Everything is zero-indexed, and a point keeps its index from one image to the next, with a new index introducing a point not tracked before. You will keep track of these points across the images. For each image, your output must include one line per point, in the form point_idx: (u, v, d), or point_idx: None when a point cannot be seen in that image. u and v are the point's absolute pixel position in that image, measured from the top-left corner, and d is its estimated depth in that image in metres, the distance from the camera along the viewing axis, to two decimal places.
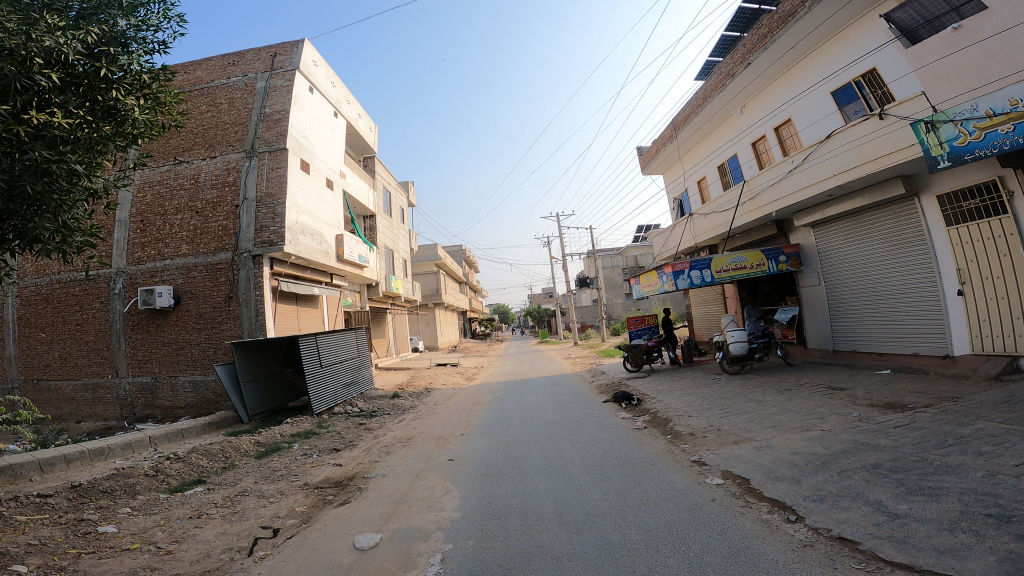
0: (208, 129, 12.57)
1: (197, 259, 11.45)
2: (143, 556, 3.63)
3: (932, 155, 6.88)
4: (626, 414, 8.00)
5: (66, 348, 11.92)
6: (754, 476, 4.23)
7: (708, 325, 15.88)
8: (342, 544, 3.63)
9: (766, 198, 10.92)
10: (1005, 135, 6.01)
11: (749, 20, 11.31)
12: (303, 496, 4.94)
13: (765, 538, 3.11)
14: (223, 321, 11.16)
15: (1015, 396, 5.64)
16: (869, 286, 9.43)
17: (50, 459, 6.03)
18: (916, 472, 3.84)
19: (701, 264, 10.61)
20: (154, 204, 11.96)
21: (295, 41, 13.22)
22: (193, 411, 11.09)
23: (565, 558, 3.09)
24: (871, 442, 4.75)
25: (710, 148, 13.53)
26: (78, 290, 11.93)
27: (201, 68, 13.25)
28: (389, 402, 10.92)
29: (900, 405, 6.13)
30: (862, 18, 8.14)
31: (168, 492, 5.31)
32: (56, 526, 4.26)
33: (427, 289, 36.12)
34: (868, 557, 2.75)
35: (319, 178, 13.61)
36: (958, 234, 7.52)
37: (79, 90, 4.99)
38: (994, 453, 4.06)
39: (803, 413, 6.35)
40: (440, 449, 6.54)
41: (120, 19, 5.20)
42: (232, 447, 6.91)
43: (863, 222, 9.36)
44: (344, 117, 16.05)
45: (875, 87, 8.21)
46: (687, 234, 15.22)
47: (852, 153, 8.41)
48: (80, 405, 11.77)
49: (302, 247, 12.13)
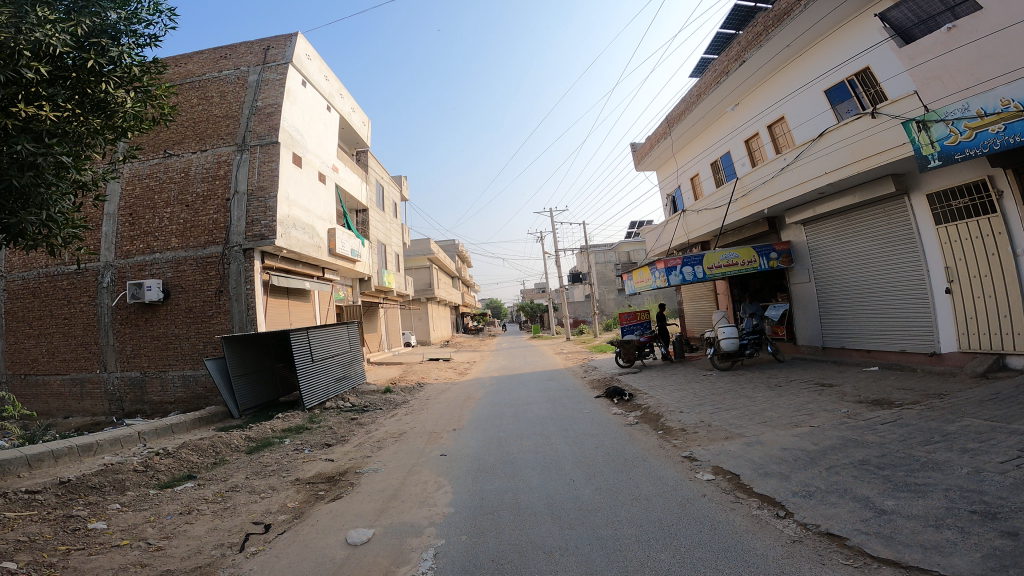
0: (199, 122, 12.38)
1: (187, 252, 11.31)
2: (134, 552, 3.60)
3: (922, 154, 6.94)
4: (619, 410, 8.07)
5: (53, 343, 11.75)
6: (744, 472, 4.28)
7: (699, 321, 15.98)
8: (335, 539, 3.62)
9: (759, 195, 10.98)
10: (995, 136, 6.09)
11: (745, 18, 11.33)
12: (295, 491, 4.92)
13: (755, 534, 3.15)
14: (213, 316, 11.05)
15: (1001, 394, 5.74)
16: (858, 283, 9.54)
17: (38, 455, 5.96)
18: (903, 468, 3.91)
19: (694, 260, 10.64)
20: (144, 197, 11.79)
21: (288, 35, 13.07)
22: (183, 406, 10.99)
23: (558, 553, 3.11)
24: (859, 438, 4.82)
25: (704, 145, 13.56)
26: (65, 284, 11.74)
27: (192, 61, 13.04)
28: (381, 397, 10.89)
29: (887, 401, 6.24)
30: (857, 17, 8.17)
31: (159, 488, 5.27)
32: (45, 522, 4.22)
33: (421, 284, 36.09)
34: (855, 553, 2.80)
35: (312, 172, 13.50)
36: (947, 233, 7.62)
37: (68, 83, 4.88)
38: (979, 450, 4.14)
39: (792, 409, 6.45)
40: (433, 444, 6.54)
41: (111, 12, 5.07)
42: (223, 442, 6.85)
43: (853, 220, 9.48)
44: (337, 111, 15.88)
45: (869, 86, 8.26)
46: (680, 230, 15.29)
47: (844, 152, 8.48)
48: (68, 400, 11.61)
49: (294, 241, 12.02)
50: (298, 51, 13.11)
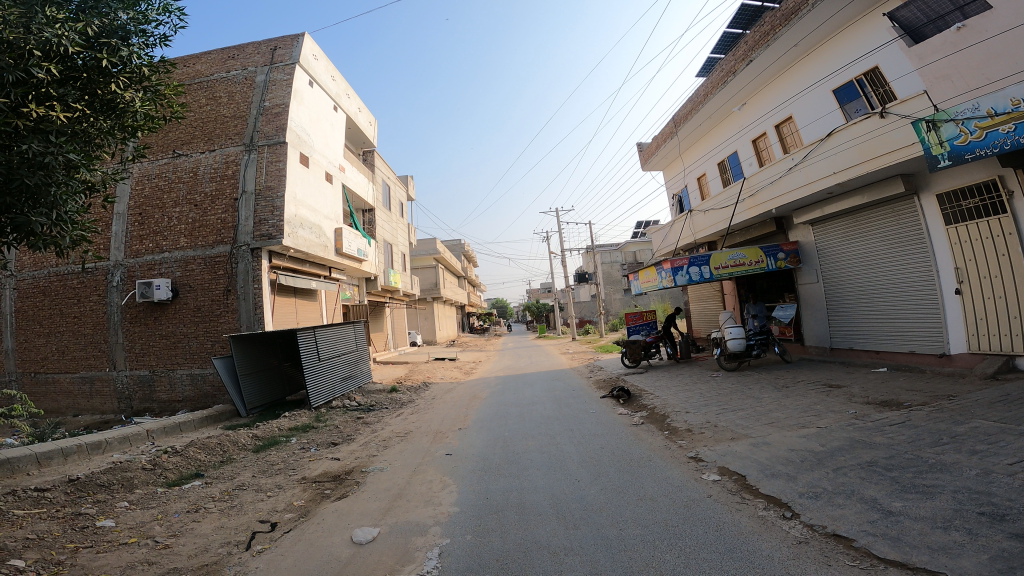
0: (207, 122, 12.49)
1: (195, 251, 11.42)
2: (141, 550, 3.64)
3: (932, 154, 6.86)
4: (624, 410, 8.05)
5: (64, 341, 11.90)
6: (751, 473, 4.25)
7: (706, 321, 15.88)
8: (341, 538, 3.64)
9: (766, 195, 10.91)
10: (1006, 135, 6.00)
11: (752, 17, 11.27)
12: (301, 490, 4.96)
13: (760, 534, 3.13)
14: (221, 315, 11.14)
15: (1011, 395, 5.68)
16: (867, 284, 9.45)
17: (48, 453, 6.04)
18: (911, 470, 3.87)
19: (700, 260, 10.57)
20: (153, 197, 11.91)
21: (295, 35, 13.14)
22: (191, 404, 11.10)
23: (562, 552, 3.11)
24: (867, 440, 4.77)
25: (711, 145, 13.49)
26: (76, 283, 11.89)
27: (200, 62, 13.16)
28: (387, 396, 10.93)
29: (896, 402, 6.17)
30: (865, 15, 8.09)
31: (166, 486, 5.32)
32: (54, 520, 4.27)
33: (427, 284, 36.16)
34: (862, 554, 2.77)
35: (319, 172, 13.56)
36: (957, 232, 7.52)
37: (78, 84, 4.93)
38: (989, 451, 4.09)
39: (800, 410, 6.40)
40: (438, 443, 6.56)
41: (121, 12, 5.13)
42: (230, 440, 6.91)
43: (861, 221, 9.40)
44: (344, 111, 15.96)
45: (877, 85, 8.17)
46: (687, 230, 15.23)
47: (852, 152, 8.41)
48: (78, 398, 11.75)
49: (302, 241, 12.10)
50: (305, 52, 13.19)
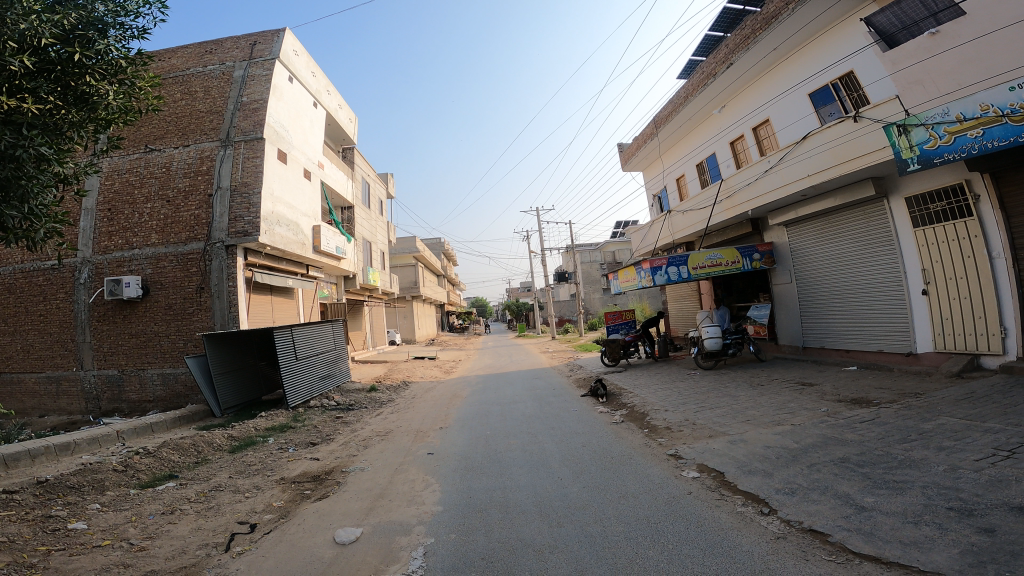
0: (181, 117, 12.12)
1: (167, 248, 11.07)
2: (116, 552, 3.52)
3: (903, 158, 7.15)
4: (604, 408, 8.13)
5: (28, 339, 11.39)
6: (729, 469, 4.37)
7: (684, 321, 16.18)
8: (323, 538, 3.60)
9: (743, 196, 11.16)
10: (974, 140, 6.29)
11: (733, 21, 11.53)
12: (281, 490, 4.87)
13: (740, 530, 3.22)
14: (194, 313, 10.83)
15: (974, 393, 5.97)
16: (839, 284, 9.77)
17: (14, 454, 5.78)
18: (882, 466, 4.03)
19: (679, 260, 10.77)
20: (123, 191, 11.50)
21: (275, 30, 12.87)
22: (162, 405, 10.75)
23: (547, 550, 3.14)
24: (838, 436, 4.95)
25: (690, 147, 13.74)
26: (41, 279, 11.38)
27: (176, 55, 12.78)
28: (367, 396, 10.80)
29: (865, 400, 6.41)
30: (842, 21, 8.37)
31: (139, 487, 5.15)
32: (24, 523, 4.10)
33: (406, 282, 35.85)
34: (838, 549, 2.87)
35: (297, 169, 13.28)
36: (924, 235, 7.84)
37: (52, 76, 4.74)
38: (955, 447, 4.29)
39: (774, 407, 6.58)
40: (420, 443, 6.53)
41: (97, 4, 4.95)
42: (205, 441, 6.73)
43: (833, 223, 9.72)
44: (324, 108, 15.68)
45: (852, 89, 8.47)
46: (665, 231, 15.48)
47: (826, 155, 8.69)
48: (43, 398, 11.27)
49: (279, 238, 11.85)
50: (285, 47, 12.92)
